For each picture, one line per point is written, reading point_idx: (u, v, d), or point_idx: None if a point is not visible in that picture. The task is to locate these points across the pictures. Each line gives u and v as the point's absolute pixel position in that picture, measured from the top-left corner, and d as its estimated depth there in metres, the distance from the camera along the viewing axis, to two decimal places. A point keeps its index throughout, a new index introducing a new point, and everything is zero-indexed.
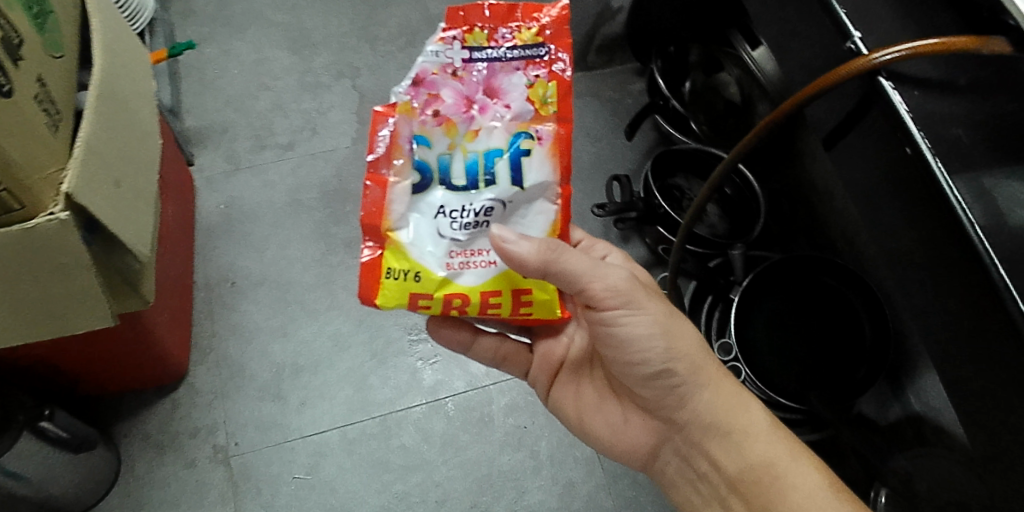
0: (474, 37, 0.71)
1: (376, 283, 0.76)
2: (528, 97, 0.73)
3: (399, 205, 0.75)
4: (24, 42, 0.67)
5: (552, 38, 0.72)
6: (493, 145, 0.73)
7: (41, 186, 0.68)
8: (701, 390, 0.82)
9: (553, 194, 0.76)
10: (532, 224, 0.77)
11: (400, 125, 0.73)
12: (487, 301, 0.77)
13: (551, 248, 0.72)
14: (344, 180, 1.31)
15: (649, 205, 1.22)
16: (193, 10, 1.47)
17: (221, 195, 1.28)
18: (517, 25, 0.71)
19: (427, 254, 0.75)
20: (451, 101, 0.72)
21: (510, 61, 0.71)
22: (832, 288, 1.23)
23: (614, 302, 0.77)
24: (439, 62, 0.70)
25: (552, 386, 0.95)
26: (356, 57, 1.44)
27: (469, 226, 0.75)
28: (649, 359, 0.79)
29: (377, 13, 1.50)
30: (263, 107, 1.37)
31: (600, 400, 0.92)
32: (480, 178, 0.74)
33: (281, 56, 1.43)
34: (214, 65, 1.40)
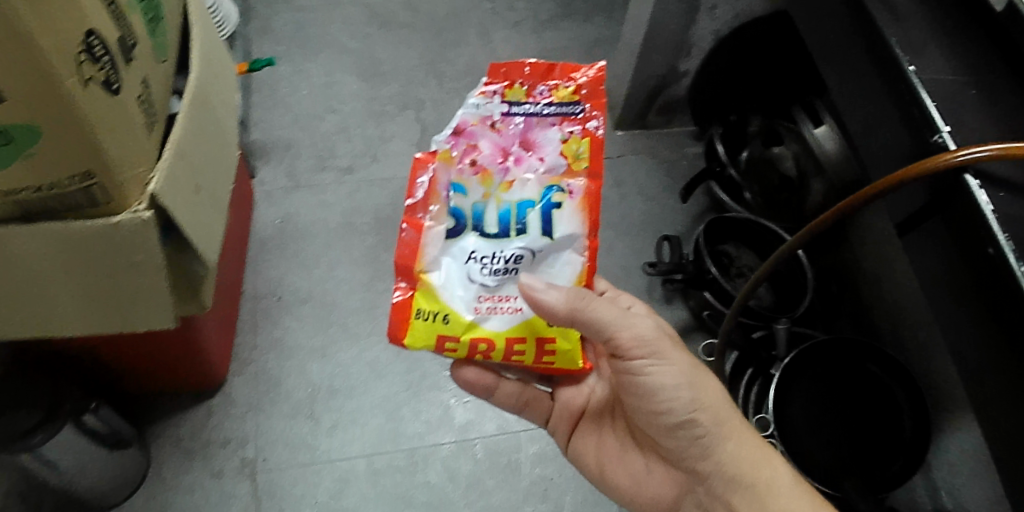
0: (513, 92, 0.72)
1: (404, 323, 0.74)
2: (562, 152, 0.73)
3: (432, 248, 0.74)
4: (138, 44, 0.67)
5: (588, 97, 0.73)
6: (525, 196, 0.73)
7: (131, 184, 0.69)
8: (727, 441, 0.77)
9: (581, 246, 0.75)
10: (559, 273, 0.75)
11: (438, 171, 0.73)
12: (512, 348, 0.75)
13: (580, 297, 0.72)
14: (398, 209, 1.32)
15: (698, 268, 1.22)
16: (271, 29, 1.52)
17: (278, 210, 1.30)
18: (554, 83, 0.73)
19: (457, 298, 0.74)
20: (487, 151, 0.72)
21: (547, 116, 0.72)
22: (853, 367, 1.21)
23: (641, 353, 0.75)
24: (479, 114, 0.72)
25: (573, 437, 0.93)
26: (423, 91, 1.48)
27: (500, 272, 0.74)
28: (673, 407, 0.76)
29: (447, 51, 1.54)
30: (327, 128, 1.40)
31: (623, 452, 0.89)
32: (511, 227, 0.73)
33: (350, 82, 1.47)
34: (285, 85, 1.44)
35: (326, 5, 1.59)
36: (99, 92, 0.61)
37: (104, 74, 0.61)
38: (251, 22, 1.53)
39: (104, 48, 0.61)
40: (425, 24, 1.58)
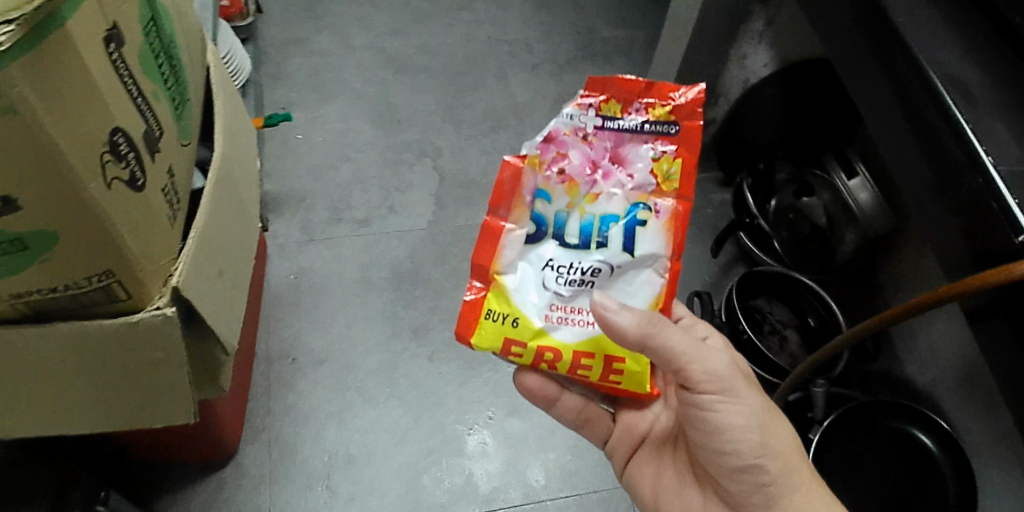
0: (610, 105, 0.64)
1: (473, 320, 0.71)
2: (651, 171, 0.66)
3: (510, 251, 0.70)
4: (163, 134, 0.63)
5: (687, 119, 0.64)
6: (608, 211, 0.68)
7: (152, 280, 0.64)
8: (793, 490, 0.72)
9: (662, 267, 0.69)
10: (636, 292, 0.70)
11: (524, 176, 0.67)
12: (579, 362, 0.71)
13: (652, 319, 0.66)
14: (418, 262, 1.26)
15: (732, 329, 1.17)
16: (284, 74, 1.49)
17: (292, 265, 1.24)
18: (652, 101, 0.64)
19: (529, 303, 0.70)
20: (576, 162, 0.66)
21: (640, 134, 0.64)
22: (895, 430, 1.12)
23: (711, 389, 0.70)
24: (571, 125, 0.64)
25: (630, 463, 0.86)
26: (440, 137, 1.44)
27: (575, 283, 0.69)
28: (740, 449, 0.70)
29: (463, 96, 1.52)
30: (342, 178, 1.36)
31: (680, 487, 0.82)
32: (592, 239, 0.68)
33: (365, 129, 1.43)
34: (299, 132, 1.40)
35: (340, 50, 1.56)
36: (123, 192, 0.56)
37: (128, 173, 0.57)
38: (263, 67, 1.49)
39: (129, 146, 0.57)
40: (441, 69, 1.56)
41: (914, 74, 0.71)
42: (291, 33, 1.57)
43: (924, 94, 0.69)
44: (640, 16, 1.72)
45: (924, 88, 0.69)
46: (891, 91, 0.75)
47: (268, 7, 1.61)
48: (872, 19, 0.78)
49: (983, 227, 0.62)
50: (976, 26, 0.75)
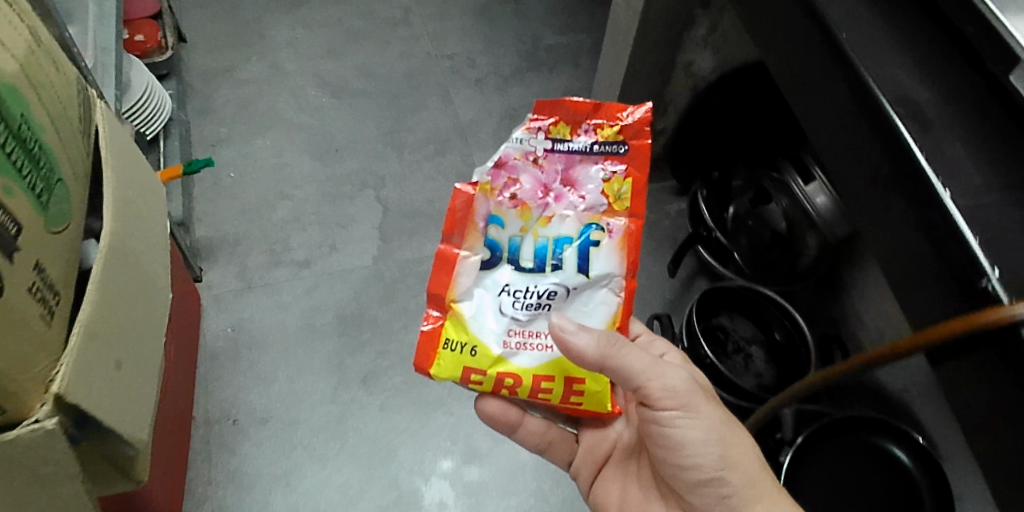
0: (560, 128, 0.63)
1: (430, 351, 0.68)
2: (603, 192, 0.64)
3: (466, 278, 0.67)
4: (23, 229, 0.56)
5: (636, 138, 0.63)
6: (562, 233, 0.66)
7: (28, 389, 0.56)
8: (758, 501, 0.66)
9: (617, 286, 0.67)
10: (592, 313, 0.68)
11: (476, 202, 0.65)
12: (539, 386, 0.68)
13: (611, 339, 0.64)
14: (364, 304, 1.20)
15: (694, 352, 1.12)
16: (213, 108, 1.41)
17: (230, 317, 1.16)
18: (600, 122, 0.63)
19: (485, 329, 0.67)
20: (528, 187, 0.64)
21: (590, 154, 0.63)
22: (865, 443, 1.08)
23: (670, 404, 0.65)
24: (522, 149, 0.63)
25: (598, 482, 0.82)
26: (382, 165, 1.37)
27: (532, 307, 0.67)
28: (698, 462, 0.66)
29: (406, 119, 1.44)
30: (280, 217, 1.28)
31: (646, 503, 0.77)
32: (547, 262, 0.66)
33: (302, 162, 1.35)
34: (232, 170, 1.32)
35: (272, 77, 1.47)
36: None
37: None
38: (191, 102, 1.40)
39: None
40: (381, 91, 1.48)
41: (868, 99, 0.65)
42: (219, 62, 1.48)
43: (876, 123, 0.64)
44: (587, 21, 1.65)
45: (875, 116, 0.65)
46: (843, 112, 0.69)
47: (194, 36, 1.51)
48: (819, 37, 0.72)
49: (949, 269, 0.57)
50: (931, 35, 0.69)
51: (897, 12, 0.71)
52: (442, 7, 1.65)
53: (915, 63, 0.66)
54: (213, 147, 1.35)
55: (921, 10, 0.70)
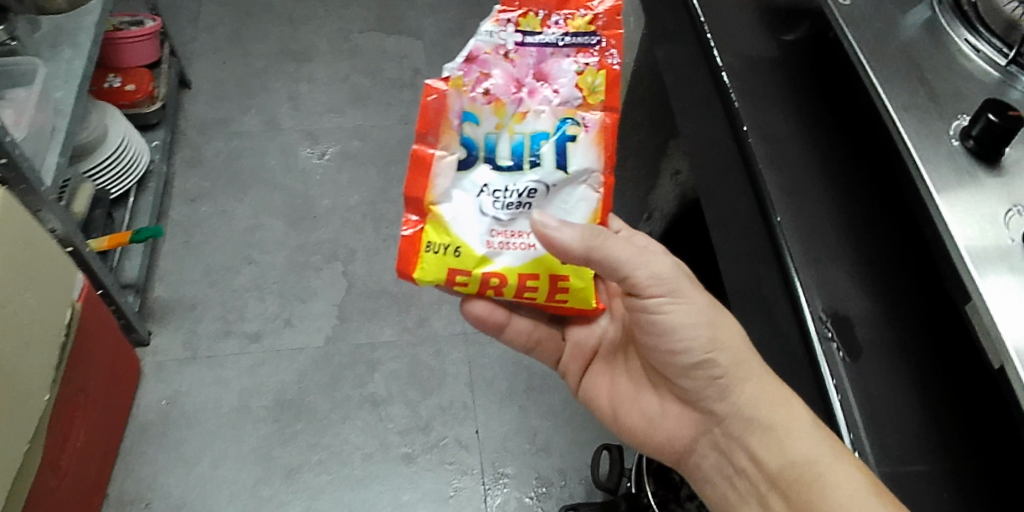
0: (529, 20, 0.57)
1: (411, 255, 0.61)
2: (577, 83, 0.58)
3: (443, 179, 0.60)
4: None
5: (608, 29, 0.57)
6: (537, 130, 0.59)
7: None
8: (747, 381, 0.60)
9: (595, 182, 0.61)
10: (573, 211, 0.61)
11: (449, 99, 0.58)
12: (524, 285, 0.62)
13: (596, 231, 0.56)
14: (305, 390, 1.14)
15: (634, 501, 0.96)
16: (201, 159, 1.39)
17: (166, 389, 1.13)
18: (570, 13, 0.58)
19: (468, 227, 0.60)
20: (500, 81, 0.58)
21: (562, 47, 0.57)
22: None
23: (657, 292, 0.59)
24: (492, 42, 0.57)
25: (586, 377, 0.76)
26: (355, 238, 1.32)
27: (513, 206, 0.60)
28: (690, 346, 0.61)
29: (391, 189, 1.39)
30: (241, 284, 1.24)
31: (637, 393, 0.72)
32: (525, 160, 0.59)
33: (275, 226, 1.31)
34: (204, 227, 1.29)
35: (266, 132, 1.45)
36: None
37: None
38: (180, 152, 1.39)
39: None
40: (371, 156, 1.44)
41: (794, 317, 0.49)
42: (217, 112, 1.46)
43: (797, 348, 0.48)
44: None
45: (798, 342, 0.48)
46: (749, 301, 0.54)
47: (198, 82, 1.50)
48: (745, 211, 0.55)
49: None
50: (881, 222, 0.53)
51: (852, 191, 0.55)
52: None
53: (863, 275, 0.51)
54: (191, 202, 1.32)
55: (881, 195, 0.55)
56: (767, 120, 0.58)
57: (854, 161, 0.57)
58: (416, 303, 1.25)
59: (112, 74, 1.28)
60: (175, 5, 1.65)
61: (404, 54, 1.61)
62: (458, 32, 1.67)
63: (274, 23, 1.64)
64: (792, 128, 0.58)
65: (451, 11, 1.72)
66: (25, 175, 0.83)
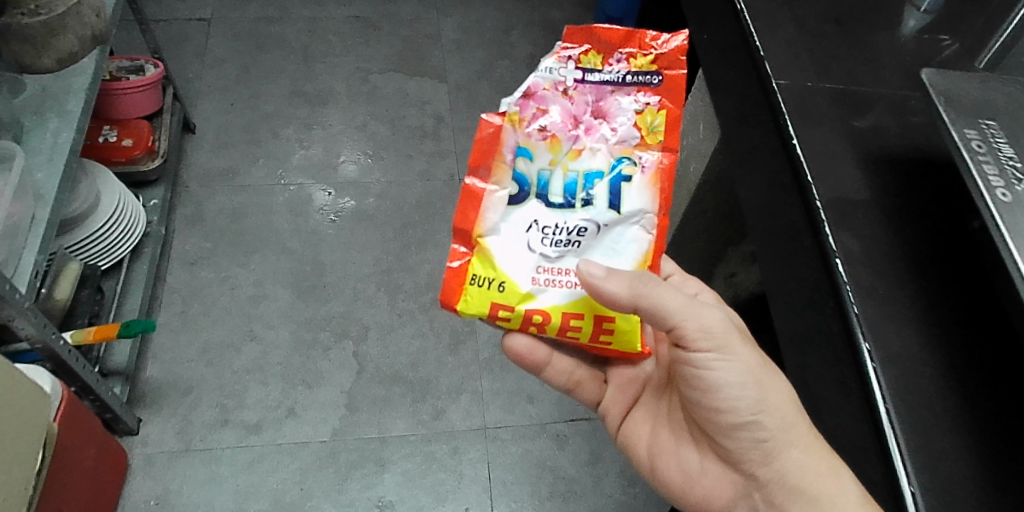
0: (591, 58, 0.56)
1: (456, 288, 0.59)
2: (636, 123, 0.57)
3: (491, 213, 0.59)
4: None
5: (672, 68, 0.56)
6: (590, 169, 0.58)
7: None
8: (795, 446, 0.57)
9: (649, 224, 0.59)
10: (623, 252, 0.59)
11: (503, 134, 0.58)
12: (568, 324, 0.59)
13: (640, 276, 0.55)
14: (307, 492, 1.03)
15: None
16: (203, 215, 1.28)
17: (154, 487, 1.01)
18: (632, 50, 0.56)
19: (513, 262, 0.59)
20: (557, 118, 0.57)
21: (623, 85, 0.56)
22: None
23: (703, 346, 0.56)
24: (551, 78, 0.56)
25: (626, 423, 0.71)
26: (369, 312, 1.21)
27: (562, 244, 0.58)
28: (735, 405, 0.57)
29: (408, 255, 1.28)
30: (241, 364, 1.13)
31: (676, 446, 0.66)
32: (577, 198, 0.58)
33: (281, 296, 1.20)
34: (204, 296, 1.19)
35: (275, 185, 1.34)
36: None
37: None
38: (181, 208, 1.28)
39: None
40: (388, 216, 1.32)
41: None
42: (223, 162, 1.36)
43: None
44: None
45: None
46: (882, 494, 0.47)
47: (204, 127, 1.40)
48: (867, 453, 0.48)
49: None
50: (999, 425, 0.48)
51: (984, 407, 0.49)
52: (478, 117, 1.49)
53: None
54: (190, 265, 1.22)
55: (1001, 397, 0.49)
56: (884, 312, 0.53)
57: (986, 367, 0.50)
58: (433, 392, 1.14)
59: (107, 125, 1.18)
60: (183, 37, 1.55)
61: (427, 99, 1.51)
62: (485, 75, 1.57)
63: (288, 61, 1.54)
64: (913, 323, 0.52)
65: (478, 51, 1.61)
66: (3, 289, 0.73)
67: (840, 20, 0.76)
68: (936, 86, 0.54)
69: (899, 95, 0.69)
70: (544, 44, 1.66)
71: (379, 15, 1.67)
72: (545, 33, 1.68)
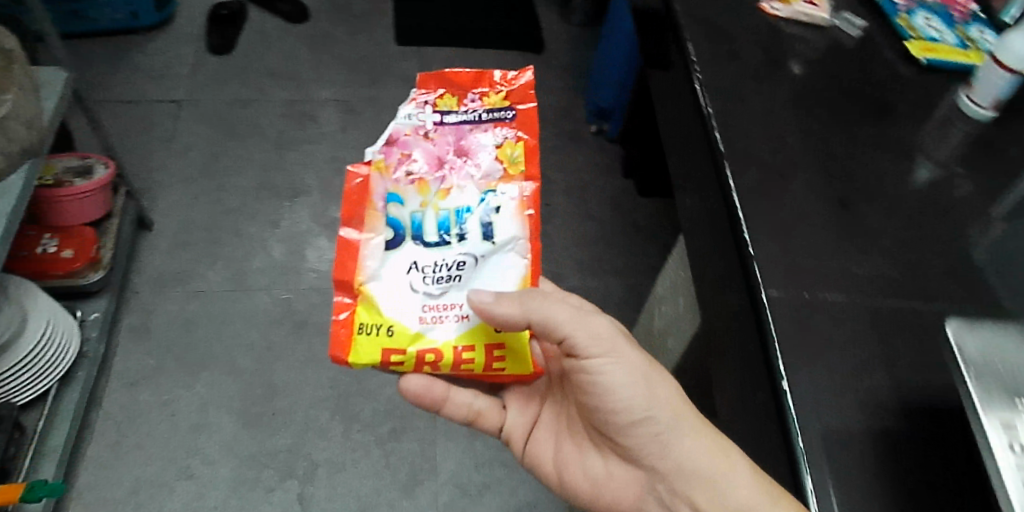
0: (446, 101, 0.63)
1: (345, 338, 0.58)
2: (497, 156, 0.61)
3: (371, 261, 0.59)
4: None
5: (521, 102, 0.63)
6: (460, 205, 0.60)
7: None
8: (687, 434, 0.58)
9: (526, 251, 0.60)
10: (503, 283, 0.59)
11: (371, 182, 0.61)
12: (460, 356, 0.58)
13: (526, 295, 0.56)
14: None
15: None
16: (150, 326, 1.19)
17: None
18: (484, 90, 0.64)
19: (398, 303, 0.58)
20: (422, 161, 0.61)
21: (480, 122, 0.62)
22: None
23: (591, 351, 0.56)
24: (411, 124, 0.62)
25: (530, 442, 0.68)
26: (319, 446, 1.11)
27: (445, 280, 0.59)
28: (629, 404, 0.57)
29: (368, 377, 1.18)
30: (173, 508, 1.02)
31: (580, 454, 0.65)
32: (451, 234, 0.60)
33: (226, 424, 1.10)
34: (142, 424, 1.09)
35: (231, 292, 1.24)
36: None
37: None
38: (125, 319, 1.19)
39: None
40: None
41: None
42: (178, 265, 1.27)
43: None
44: (621, 261, 1.43)
45: None
46: None
47: (161, 223, 1.32)
48: None
49: None
50: None
51: None
52: None
53: None
54: (130, 387, 1.12)
55: None
56: None
57: None
58: None
59: (48, 234, 1.08)
60: (151, 121, 1.48)
61: None
62: None
63: (258, 147, 1.47)
64: None
65: None
66: None
67: (844, 201, 0.68)
68: (969, 353, 0.47)
69: (913, 306, 0.60)
70: None
71: (360, 98, 1.60)
72: None
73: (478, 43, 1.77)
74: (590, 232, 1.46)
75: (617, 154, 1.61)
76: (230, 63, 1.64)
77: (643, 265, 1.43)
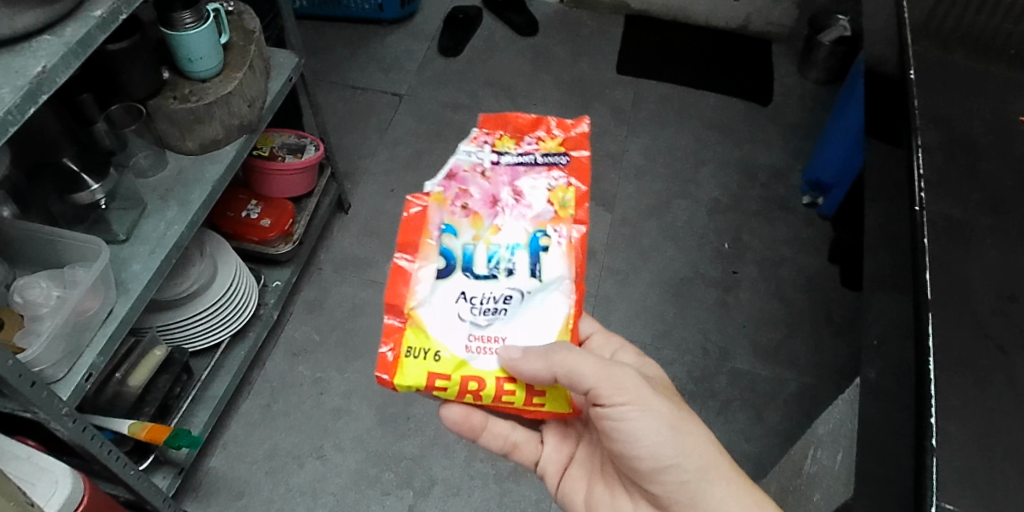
0: (504, 144, 0.65)
1: (391, 360, 0.58)
2: (550, 198, 0.62)
3: (423, 287, 0.59)
4: None
5: (575, 150, 0.65)
6: (512, 241, 0.60)
7: None
8: (715, 485, 0.60)
9: (569, 291, 0.60)
10: (541, 323, 0.59)
11: (429, 212, 0.61)
12: (502, 388, 0.57)
13: (553, 347, 0.56)
14: None
15: None
16: (323, 303, 1.25)
17: None
18: (540, 136, 0.66)
19: (444, 329, 0.58)
20: (478, 195, 0.62)
21: (534, 165, 0.63)
22: None
23: (617, 401, 0.57)
24: (470, 161, 0.63)
25: (564, 481, 0.72)
26: (441, 463, 1.08)
27: (491, 311, 0.58)
28: (655, 452, 0.59)
29: None
30: (298, 482, 1.06)
31: (611, 497, 0.68)
32: (500, 268, 0.59)
33: (363, 415, 1.12)
34: (292, 394, 1.14)
35: None
36: None
37: None
38: (303, 292, 1.26)
39: None
40: None
41: None
42: (360, 251, 1.32)
43: None
44: (805, 355, 1.24)
45: None
46: None
47: (357, 208, 1.39)
48: None
49: None
50: None
51: None
52: (634, 262, 1.34)
53: None
54: (292, 357, 1.18)
55: None
56: None
57: None
58: None
59: (254, 201, 1.17)
60: (371, 111, 1.57)
61: None
62: (658, 213, 1.42)
63: None
64: None
65: (659, 183, 1.47)
66: (30, 398, 0.66)
67: None
68: None
69: None
70: (735, 193, 1.46)
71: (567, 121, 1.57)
72: (740, 178, 1.49)
73: (700, 83, 1.66)
74: (775, 315, 1.29)
75: (828, 233, 1.41)
76: (454, 66, 1.69)
77: (829, 368, 1.22)
